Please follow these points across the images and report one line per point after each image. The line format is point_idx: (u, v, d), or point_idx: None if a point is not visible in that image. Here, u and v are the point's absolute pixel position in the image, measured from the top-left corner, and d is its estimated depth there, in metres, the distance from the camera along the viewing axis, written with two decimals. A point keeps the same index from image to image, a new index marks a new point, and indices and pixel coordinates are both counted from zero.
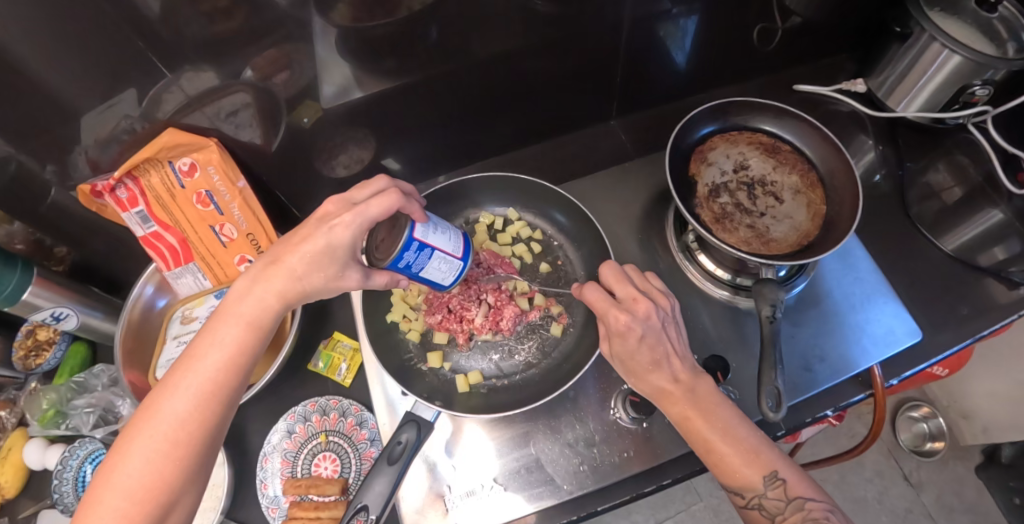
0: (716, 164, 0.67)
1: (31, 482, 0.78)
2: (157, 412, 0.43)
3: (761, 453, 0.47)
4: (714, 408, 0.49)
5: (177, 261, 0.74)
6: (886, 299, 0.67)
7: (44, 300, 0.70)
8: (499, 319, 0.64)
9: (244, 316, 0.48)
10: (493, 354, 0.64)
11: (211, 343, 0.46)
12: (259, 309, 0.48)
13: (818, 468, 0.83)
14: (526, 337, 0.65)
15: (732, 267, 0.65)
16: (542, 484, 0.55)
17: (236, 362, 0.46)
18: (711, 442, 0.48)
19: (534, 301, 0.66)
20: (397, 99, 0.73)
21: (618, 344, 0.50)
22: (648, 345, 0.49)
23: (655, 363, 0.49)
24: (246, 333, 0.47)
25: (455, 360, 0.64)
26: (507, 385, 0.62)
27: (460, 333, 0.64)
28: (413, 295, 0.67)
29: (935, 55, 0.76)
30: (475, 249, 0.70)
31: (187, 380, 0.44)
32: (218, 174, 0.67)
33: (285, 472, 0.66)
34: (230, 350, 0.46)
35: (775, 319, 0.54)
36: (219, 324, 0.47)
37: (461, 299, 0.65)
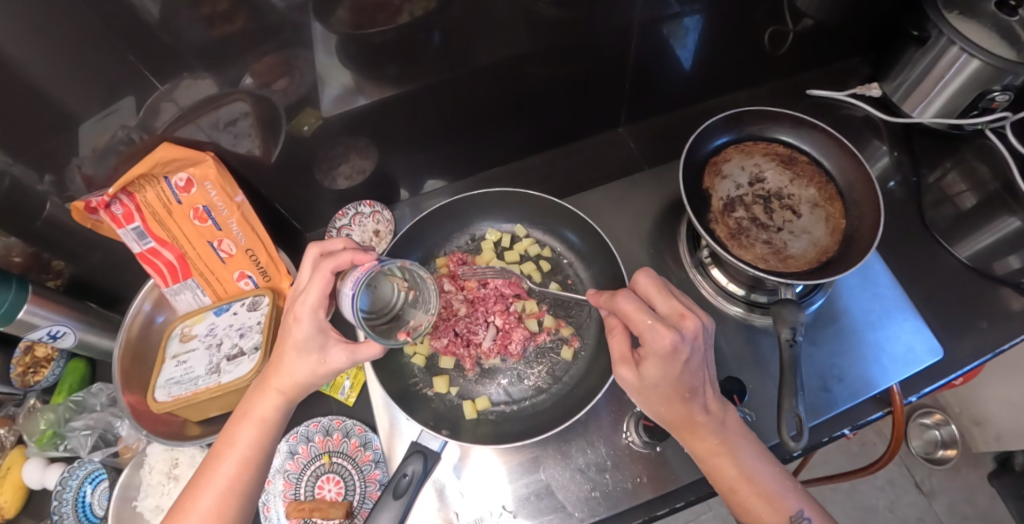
0: (730, 177, 0.65)
1: (31, 502, 0.76)
2: (188, 512, 0.48)
3: (782, 497, 0.47)
4: (737, 446, 0.48)
5: (174, 277, 0.72)
6: (906, 314, 0.66)
7: (40, 318, 0.68)
8: (508, 342, 0.63)
9: (257, 418, 0.52)
10: (502, 378, 0.62)
11: (229, 444, 0.51)
12: (268, 410, 0.52)
13: (820, 484, 0.82)
14: (536, 361, 0.63)
15: (746, 283, 0.63)
16: (552, 511, 0.54)
17: (250, 459, 0.51)
18: (733, 482, 0.48)
19: (543, 323, 0.64)
20: (400, 107, 0.71)
21: (655, 364, 0.46)
22: (688, 370, 0.46)
23: (692, 391, 0.47)
24: (260, 433, 0.52)
25: (462, 385, 0.62)
26: (517, 411, 0.60)
27: (466, 358, 0.62)
28: None
29: (953, 60, 0.74)
30: (482, 268, 0.69)
31: (211, 482, 0.50)
32: (215, 189, 0.66)
33: (287, 495, 0.64)
34: (247, 449, 0.51)
35: (795, 342, 0.52)
36: (238, 427, 0.52)
37: (467, 321, 0.64)
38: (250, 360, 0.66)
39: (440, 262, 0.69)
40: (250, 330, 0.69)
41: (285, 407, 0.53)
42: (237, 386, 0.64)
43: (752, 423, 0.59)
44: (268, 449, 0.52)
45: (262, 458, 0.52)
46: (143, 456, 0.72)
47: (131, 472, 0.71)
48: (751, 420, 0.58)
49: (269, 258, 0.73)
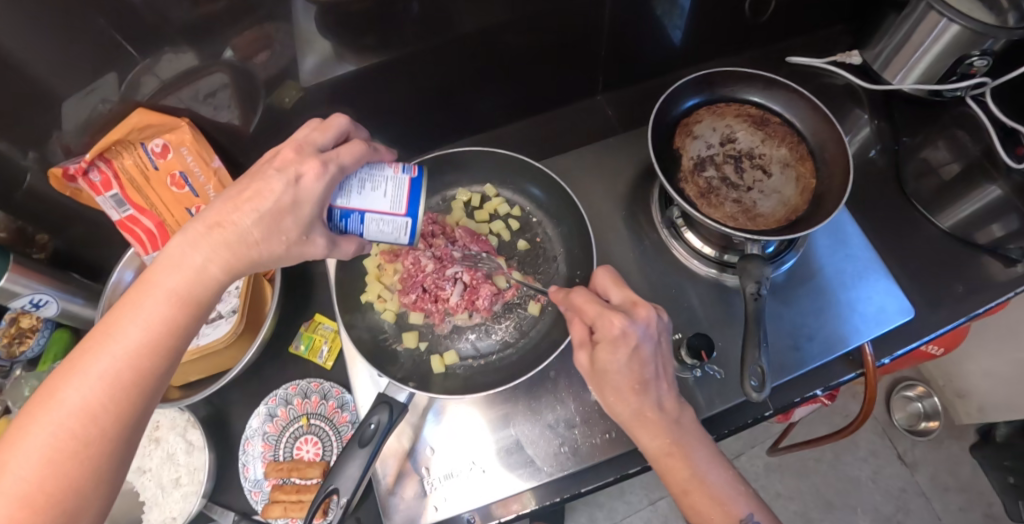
0: (702, 138, 0.66)
1: None
2: (52, 405, 0.37)
3: (727, 501, 0.48)
4: (691, 448, 0.49)
5: (154, 245, 0.71)
6: (878, 276, 0.66)
7: (21, 286, 0.69)
8: (475, 299, 0.62)
9: (174, 293, 0.41)
10: (470, 332, 0.62)
11: (120, 323, 0.40)
12: (184, 282, 0.42)
13: (800, 449, 0.84)
14: (503, 316, 0.62)
15: (719, 244, 0.64)
16: (522, 466, 0.55)
17: (160, 342, 0.41)
18: (683, 483, 0.49)
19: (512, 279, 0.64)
20: (375, 78, 0.70)
21: (605, 349, 0.46)
22: (638, 360, 0.46)
23: (644, 382, 0.47)
24: (168, 311, 0.41)
25: (432, 340, 0.62)
26: (485, 365, 0.60)
27: (435, 314, 0.62)
28: (387, 274, 0.64)
29: (932, 26, 0.73)
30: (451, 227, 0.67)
31: (89, 368, 0.38)
32: (191, 155, 0.65)
33: (267, 456, 0.66)
34: (147, 330, 0.40)
35: (760, 296, 0.52)
36: (133, 305, 0.41)
37: (435, 277, 0.62)
38: (227, 322, 0.66)
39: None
40: (228, 295, 0.68)
41: (208, 278, 0.43)
42: (215, 348, 0.64)
43: (721, 380, 0.60)
44: (186, 334, 0.43)
45: (163, 352, 0.41)
46: None
47: None
48: (719, 377, 0.60)
49: None
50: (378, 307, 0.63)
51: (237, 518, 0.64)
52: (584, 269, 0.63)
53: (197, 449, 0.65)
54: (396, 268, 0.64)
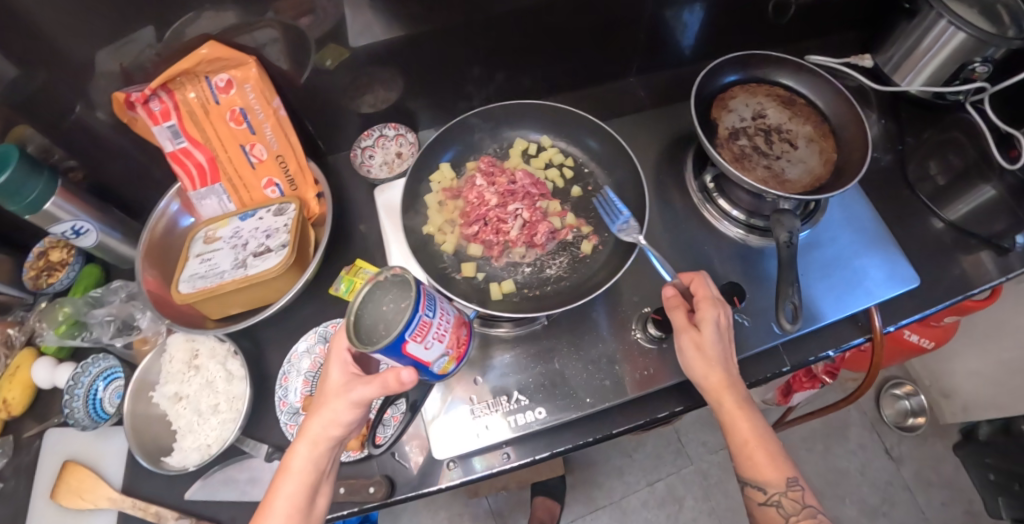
0: (735, 111, 0.71)
1: (38, 403, 0.78)
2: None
3: (779, 458, 0.51)
4: (755, 412, 0.52)
5: (203, 181, 0.72)
6: (889, 248, 0.71)
7: (66, 212, 0.70)
8: (534, 234, 0.65)
9: (299, 471, 0.49)
10: (526, 264, 0.65)
11: (271, 502, 0.48)
12: (310, 461, 0.49)
13: (813, 418, 0.88)
14: (558, 253, 0.65)
15: (748, 208, 0.69)
16: (564, 398, 0.58)
17: (300, 510, 0.48)
18: (742, 440, 0.51)
19: (566, 221, 0.67)
20: (428, 39, 0.74)
21: (709, 327, 0.52)
22: (724, 339, 0.53)
23: (725, 358, 0.53)
24: (301, 489, 0.49)
25: (489, 271, 0.65)
26: (540, 294, 0.62)
27: (495, 245, 0.65)
28: (448, 208, 0.68)
29: (940, 34, 0.80)
30: (512, 170, 0.70)
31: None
32: (254, 92, 0.68)
33: (304, 392, 0.68)
34: (290, 504, 0.48)
35: (792, 243, 0.57)
36: (279, 482, 0.49)
37: (496, 210, 0.66)
38: (277, 255, 0.66)
39: (471, 165, 0.71)
40: (276, 231, 0.69)
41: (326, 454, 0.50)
42: (264, 278, 0.65)
43: (748, 327, 0.64)
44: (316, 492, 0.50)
45: (308, 506, 0.49)
46: (163, 343, 0.69)
47: (153, 358, 0.68)
48: (746, 324, 0.64)
49: (300, 169, 0.74)
50: (437, 240, 0.66)
51: (272, 450, 0.65)
52: (634, 216, 0.67)
53: (236, 378, 0.67)
54: (456, 205, 0.68)
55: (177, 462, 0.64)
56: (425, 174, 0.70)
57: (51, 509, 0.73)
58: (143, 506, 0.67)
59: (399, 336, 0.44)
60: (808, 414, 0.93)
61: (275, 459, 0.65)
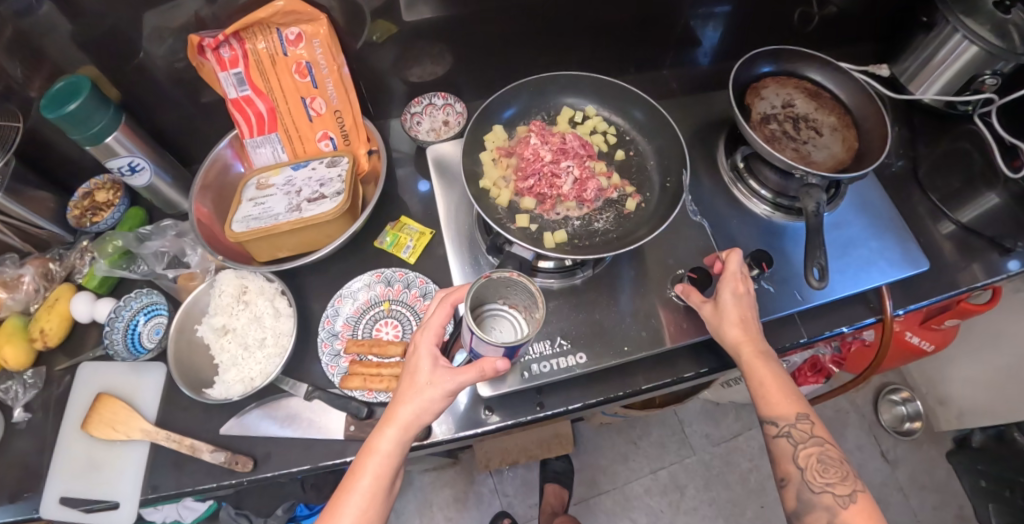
0: (767, 99, 0.76)
1: (71, 337, 0.78)
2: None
3: (794, 396, 0.55)
4: (770, 356, 0.56)
5: (260, 129, 0.75)
6: (902, 233, 0.76)
7: (123, 147, 0.71)
8: (584, 190, 0.71)
9: (384, 453, 0.51)
10: (575, 218, 0.71)
11: (356, 477, 0.50)
12: (395, 444, 0.51)
13: (831, 397, 0.96)
14: (604, 209, 0.71)
15: (775, 188, 0.74)
16: (602, 346, 0.63)
17: (380, 488, 0.51)
18: (758, 380, 0.55)
19: (612, 181, 0.73)
20: (481, 16, 0.78)
21: (727, 293, 0.58)
22: (743, 301, 0.58)
23: (743, 317, 0.57)
24: (385, 468, 0.51)
25: (542, 222, 0.70)
26: (589, 242, 0.68)
27: (549, 198, 0.71)
28: (501, 166, 0.73)
29: (954, 46, 0.86)
30: (560, 133, 0.76)
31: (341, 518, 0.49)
32: (322, 48, 0.71)
33: (346, 335, 0.70)
34: (374, 480, 0.50)
35: (818, 212, 0.64)
36: (364, 461, 0.51)
37: (551, 166, 0.72)
38: (333, 201, 0.69)
39: (522, 129, 0.77)
40: (330, 181, 0.71)
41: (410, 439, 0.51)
42: (319, 221, 0.67)
43: (772, 292, 0.69)
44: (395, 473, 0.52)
45: (387, 486, 0.51)
46: (213, 279, 0.71)
47: (204, 289, 0.71)
48: (770, 290, 0.69)
49: (355, 125, 0.77)
50: (493, 193, 0.71)
51: (311, 389, 0.66)
52: (674, 175, 0.71)
53: (284, 316, 0.70)
54: (510, 161, 0.73)
55: (219, 393, 0.65)
56: (480, 134, 0.74)
57: (82, 440, 0.71)
58: (177, 438, 0.67)
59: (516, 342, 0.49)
60: (823, 397, 0.99)
61: (315, 398, 0.66)
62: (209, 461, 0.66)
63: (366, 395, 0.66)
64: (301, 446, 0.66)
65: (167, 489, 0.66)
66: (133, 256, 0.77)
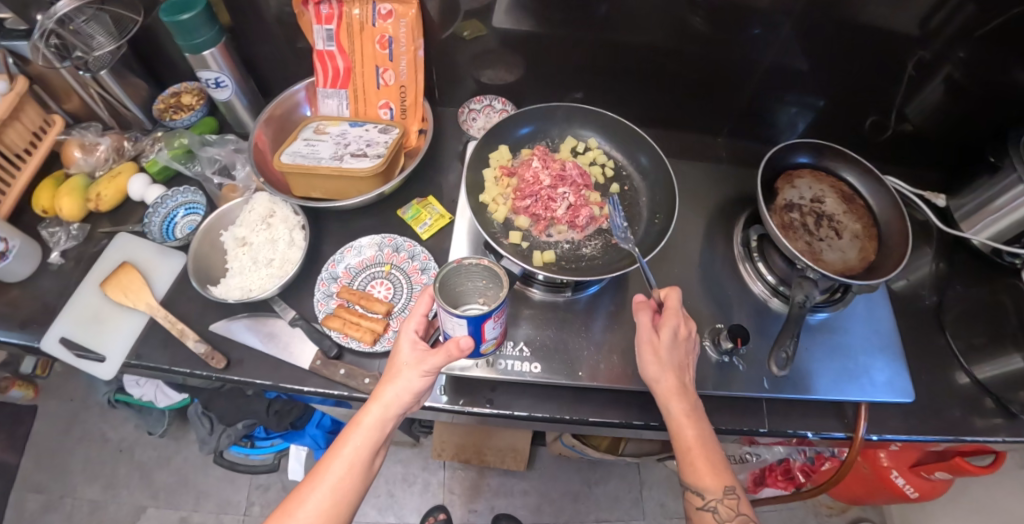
0: (797, 189, 0.78)
1: (121, 208, 0.88)
2: (299, 508, 0.52)
3: (723, 470, 0.56)
4: (700, 417, 0.58)
5: (333, 83, 0.83)
6: (895, 360, 0.75)
7: (214, 63, 0.79)
8: (577, 216, 0.73)
9: (366, 427, 0.54)
10: (566, 242, 0.73)
11: (339, 448, 0.54)
12: (379, 418, 0.54)
13: (788, 502, 0.93)
14: (593, 237, 0.74)
15: (780, 274, 0.75)
16: (561, 366, 0.66)
17: (360, 460, 0.54)
18: (685, 438, 0.57)
19: (603, 211, 0.75)
20: (558, 40, 0.84)
21: (666, 331, 0.59)
22: (678, 346, 0.59)
23: (676, 364, 0.59)
24: (366, 442, 0.54)
25: (533, 241, 0.73)
26: (575, 263, 0.71)
27: (543, 219, 0.73)
28: (504, 182, 0.76)
29: (1015, 195, 0.81)
30: (560, 159, 0.78)
31: (322, 482, 0.53)
32: (406, 29, 0.77)
33: (343, 281, 0.75)
34: (357, 452, 0.54)
35: (804, 306, 0.66)
36: (347, 435, 0.54)
37: (547, 190, 0.74)
38: (371, 161, 0.75)
39: (525, 152, 0.79)
40: (376, 144, 0.78)
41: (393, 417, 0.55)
42: (353, 174, 0.73)
43: (742, 370, 0.70)
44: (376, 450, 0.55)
45: (370, 461, 0.55)
46: (249, 196, 0.79)
47: (237, 204, 0.79)
48: (742, 367, 0.70)
49: (416, 103, 0.83)
50: (491, 208, 0.74)
51: (296, 317, 0.72)
52: (663, 214, 0.74)
53: (296, 246, 0.76)
54: (511, 181, 0.76)
55: (220, 292, 0.73)
56: (486, 150, 0.78)
57: (97, 295, 0.80)
58: (172, 320, 0.74)
59: (487, 313, 0.52)
60: (780, 499, 0.96)
61: (297, 326, 0.71)
62: (191, 350, 0.73)
63: (341, 339, 0.70)
64: (271, 365, 0.71)
65: (152, 362, 0.74)
66: (194, 156, 0.86)
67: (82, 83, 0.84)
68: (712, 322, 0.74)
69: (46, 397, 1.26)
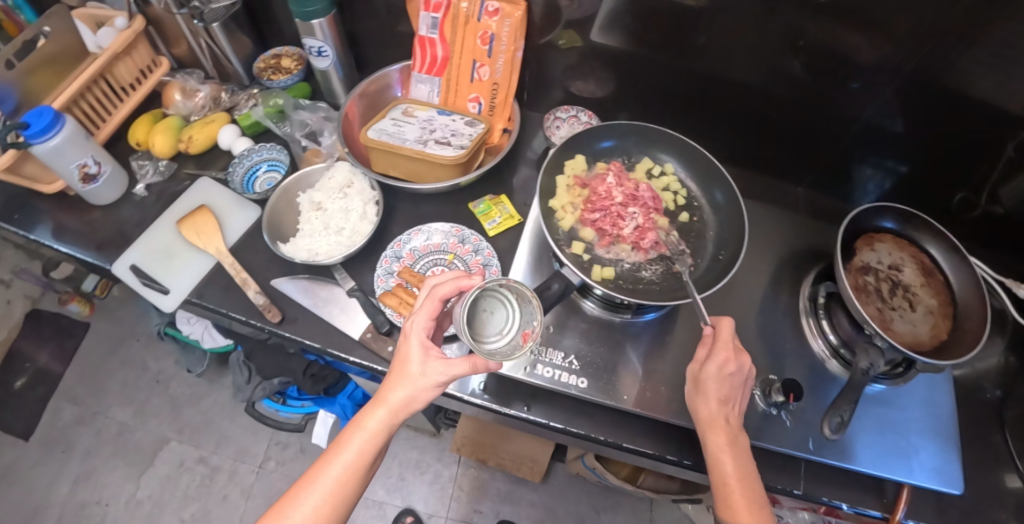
0: (876, 253, 0.75)
1: (207, 154, 0.92)
2: (294, 510, 0.51)
3: (760, 509, 0.55)
4: (741, 448, 0.57)
5: (429, 69, 0.85)
6: (950, 449, 0.71)
7: (320, 32, 0.82)
8: (642, 239, 0.69)
9: (367, 430, 0.53)
10: (625, 262, 0.69)
11: (340, 450, 0.53)
12: (379, 424, 0.52)
13: None
14: (654, 262, 0.69)
15: (844, 336, 0.72)
16: (607, 386, 0.66)
17: (359, 464, 0.53)
18: (722, 470, 0.56)
19: (669, 238, 0.70)
20: (654, 62, 0.83)
21: (715, 366, 0.58)
22: (728, 380, 0.58)
23: (725, 396, 0.58)
24: (366, 444, 0.53)
25: (593, 255, 0.69)
26: (631, 287, 0.66)
27: (607, 236, 0.69)
28: (575, 191, 0.73)
29: None
30: (634, 180, 0.74)
31: (319, 483, 0.52)
32: (510, 29, 0.78)
33: (405, 262, 0.76)
34: (356, 453, 0.53)
35: (866, 373, 0.63)
36: (349, 436, 0.53)
37: (617, 207, 0.70)
38: (454, 150, 0.76)
39: (601, 165, 0.75)
40: (461, 135, 0.79)
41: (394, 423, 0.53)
42: (435, 160, 0.75)
43: (788, 426, 0.69)
44: (375, 452, 0.54)
45: (370, 462, 0.54)
46: (331, 164, 0.82)
47: (319, 169, 0.81)
48: (788, 423, 0.68)
49: (505, 101, 0.85)
50: (558, 215, 0.71)
51: (355, 289, 0.73)
52: (729, 251, 0.68)
53: (367, 220, 0.78)
54: (582, 192, 0.73)
55: (288, 250, 0.75)
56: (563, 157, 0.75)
57: (171, 231, 0.84)
58: (237, 269, 0.77)
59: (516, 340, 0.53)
60: None
61: (354, 297, 0.73)
62: (251, 300, 0.76)
63: (394, 317, 0.72)
64: (323, 328, 0.73)
65: (212, 304, 0.77)
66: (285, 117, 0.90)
67: (194, 32, 0.89)
68: (764, 371, 0.72)
69: (99, 318, 1.33)
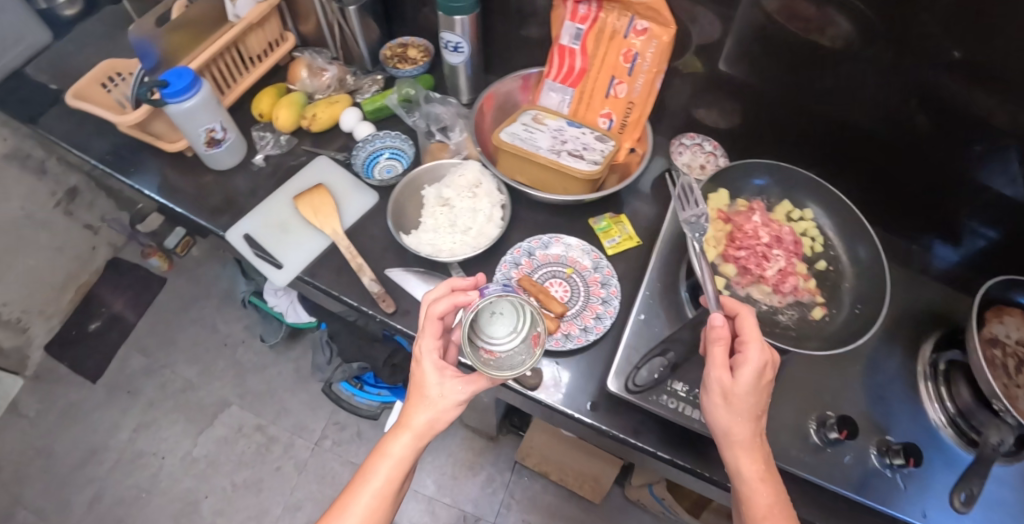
0: (1004, 326, 0.73)
1: (325, 133, 0.94)
2: None
3: None
4: (777, 478, 0.51)
5: (564, 79, 0.85)
6: None
7: (460, 27, 0.82)
8: (783, 282, 0.70)
9: (392, 456, 0.51)
10: (764, 303, 0.69)
11: (367, 480, 0.51)
12: (408, 450, 0.51)
13: None
14: (791, 306, 0.70)
15: (961, 406, 0.70)
16: None
17: (388, 492, 0.51)
18: (761, 503, 0.49)
19: (807, 284, 0.71)
20: (785, 102, 0.81)
21: (749, 370, 0.50)
22: (759, 388, 0.51)
23: (757, 412, 0.51)
24: (394, 471, 0.51)
25: (733, 291, 0.69)
26: (772, 328, 0.67)
27: (751, 274, 0.70)
28: (719, 225, 0.73)
29: None
30: (777, 222, 0.75)
31: (349, 515, 0.50)
32: (655, 50, 0.77)
33: (525, 269, 0.76)
34: (384, 480, 0.51)
35: (997, 449, 0.61)
36: (375, 463, 0.52)
37: (762, 248, 0.72)
38: (590, 164, 0.76)
39: (743, 202, 0.76)
40: (596, 150, 0.78)
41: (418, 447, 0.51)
42: (571, 172, 0.74)
43: (901, 489, 0.66)
44: (401, 474, 0.52)
45: (399, 488, 0.52)
46: (461, 163, 0.82)
47: (449, 165, 0.82)
48: (902, 486, 0.66)
49: (638, 120, 0.84)
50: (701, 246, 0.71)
51: None
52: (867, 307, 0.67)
53: (492, 223, 0.78)
54: (726, 226, 0.73)
55: (411, 241, 0.76)
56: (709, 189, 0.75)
57: (286, 206, 0.86)
58: (353, 253, 0.78)
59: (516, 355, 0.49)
60: None
61: None
62: (364, 286, 0.76)
63: None
64: None
65: (325, 285, 0.78)
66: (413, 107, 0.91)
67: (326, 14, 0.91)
68: (879, 432, 0.71)
69: (176, 274, 1.40)
